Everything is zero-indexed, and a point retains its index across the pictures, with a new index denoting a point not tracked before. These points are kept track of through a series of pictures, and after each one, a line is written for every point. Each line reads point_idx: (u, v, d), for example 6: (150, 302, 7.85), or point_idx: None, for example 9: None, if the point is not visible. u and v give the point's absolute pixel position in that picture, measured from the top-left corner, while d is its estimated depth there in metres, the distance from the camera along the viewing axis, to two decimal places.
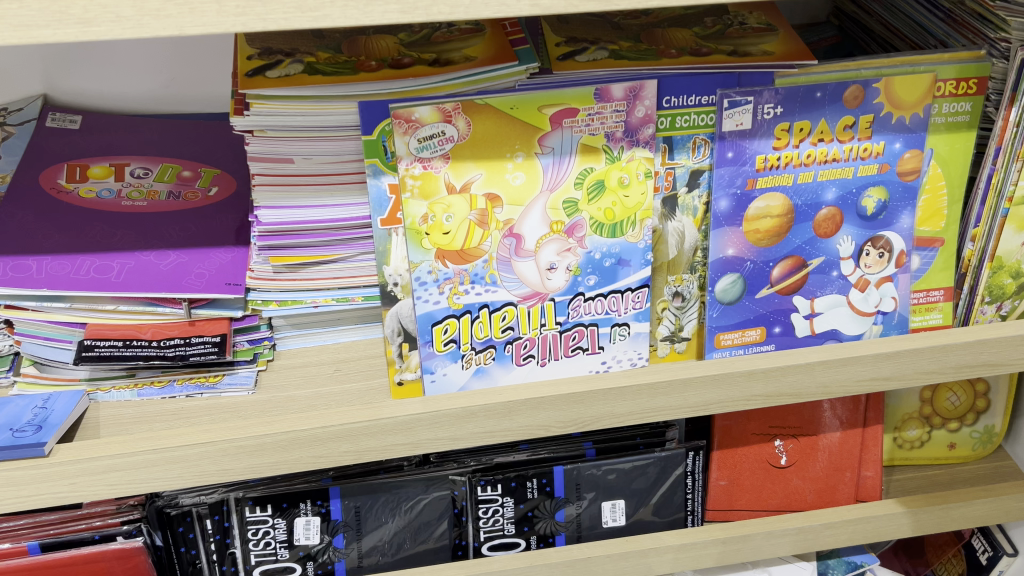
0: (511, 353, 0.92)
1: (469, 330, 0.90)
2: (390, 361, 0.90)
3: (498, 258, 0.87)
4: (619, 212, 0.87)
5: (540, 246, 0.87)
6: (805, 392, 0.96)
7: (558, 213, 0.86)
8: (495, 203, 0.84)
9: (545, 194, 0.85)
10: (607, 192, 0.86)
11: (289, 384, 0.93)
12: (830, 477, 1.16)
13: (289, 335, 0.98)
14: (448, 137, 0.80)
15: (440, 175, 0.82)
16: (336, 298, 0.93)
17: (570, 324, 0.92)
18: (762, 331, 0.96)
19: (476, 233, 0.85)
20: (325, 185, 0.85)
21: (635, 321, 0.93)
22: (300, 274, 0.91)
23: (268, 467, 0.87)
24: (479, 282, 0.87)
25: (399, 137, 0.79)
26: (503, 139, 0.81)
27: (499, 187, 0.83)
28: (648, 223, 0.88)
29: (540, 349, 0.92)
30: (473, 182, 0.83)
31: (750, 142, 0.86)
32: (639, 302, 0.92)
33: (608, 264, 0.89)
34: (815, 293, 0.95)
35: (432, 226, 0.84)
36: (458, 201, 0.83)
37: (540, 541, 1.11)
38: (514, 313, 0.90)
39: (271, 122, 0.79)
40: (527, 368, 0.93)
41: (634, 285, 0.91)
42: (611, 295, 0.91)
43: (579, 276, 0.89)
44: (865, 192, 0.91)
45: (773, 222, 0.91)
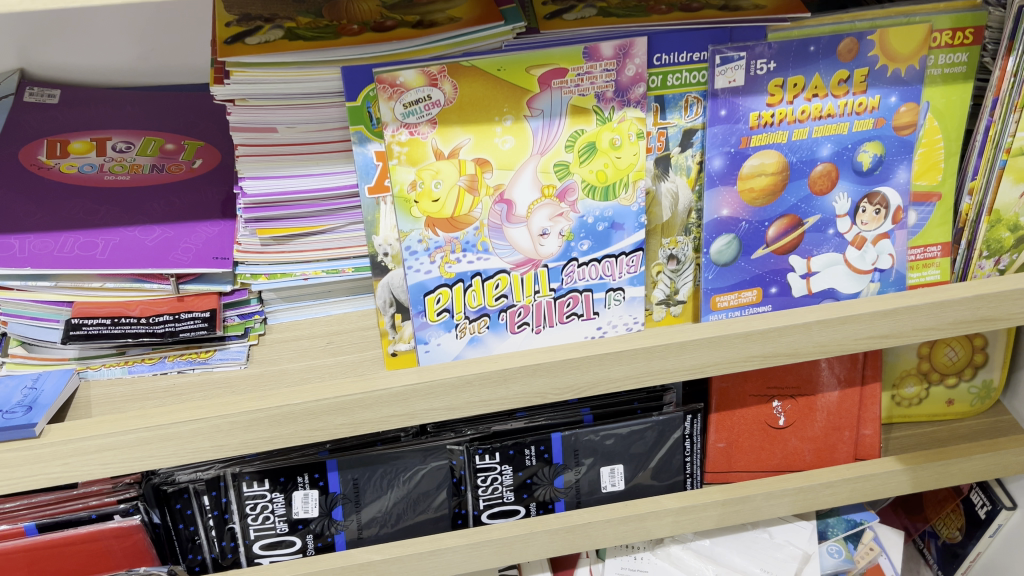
0: (505, 321, 0.91)
1: (462, 299, 0.88)
2: (384, 332, 0.89)
3: (490, 225, 0.85)
4: (611, 174, 0.86)
5: (532, 211, 0.86)
6: (802, 351, 0.94)
7: (549, 177, 0.85)
8: (485, 168, 0.83)
9: (535, 158, 0.83)
10: (599, 153, 0.85)
11: (282, 358, 0.92)
12: (828, 437, 1.16)
13: (279, 309, 0.96)
14: (434, 101, 0.78)
15: (427, 141, 0.80)
16: (326, 270, 0.91)
17: (565, 290, 0.91)
18: (758, 293, 0.94)
19: (466, 200, 0.84)
20: (310, 154, 0.83)
21: (630, 286, 0.92)
22: (288, 247, 0.88)
23: (263, 441, 0.86)
24: (471, 250, 0.86)
25: (383, 103, 0.77)
26: (492, 101, 0.80)
27: (488, 152, 0.82)
28: (641, 185, 0.87)
29: (534, 316, 0.91)
30: (462, 147, 0.81)
31: (743, 99, 0.85)
32: (633, 266, 0.91)
33: (601, 229, 0.88)
34: (812, 252, 0.93)
35: (421, 194, 0.82)
36: (447, 166, 0.82)
37: (540, 509, 1.11)
38: (507, 281, 0.89)
39: (253, 89, 0.77)
40: (521, 336, 0.92)
41: (628, 249, 0.90)
42: (605, 260, 0.90)
43: (572, 241, 0.88)
44: (861, 147, 0.90)
45: (768, 181, 0.89)
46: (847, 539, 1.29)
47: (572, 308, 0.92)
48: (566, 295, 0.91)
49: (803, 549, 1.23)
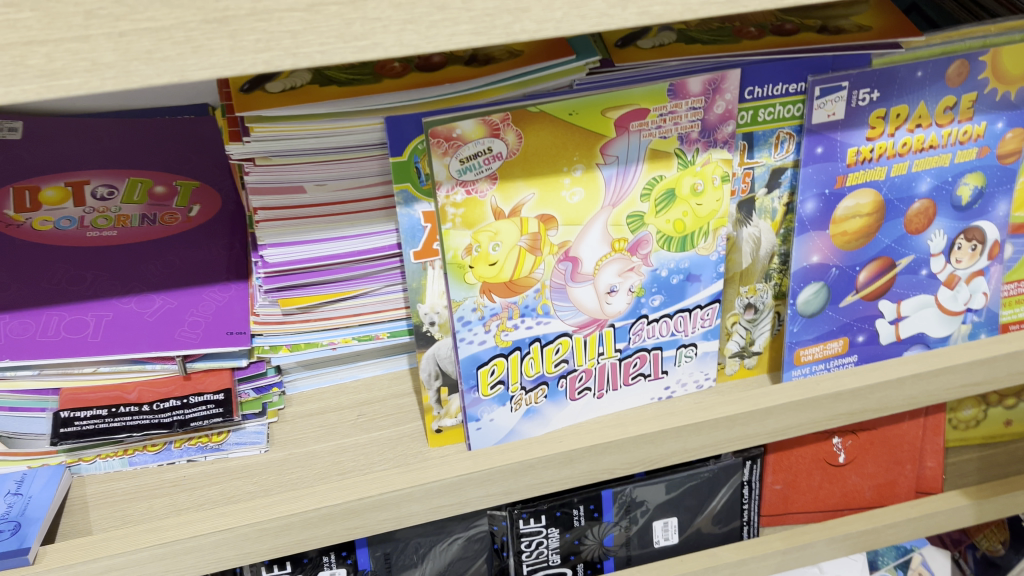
0: (565, 389, 0.79)
1: (518, 368, 0.76)
2: (427, 408, 0.78)
3: (552, 286, 0.73)
4: (690, 223, 0.74)
5: (600, 268, 0.74)
6: (891, 407, 0.85)
7: (621, 230, 0.72)
8: (549, 226, 0.70)
9: (606, 210, 0.71)
10: (678, 201, 0.73)
11: (308, 438, 0.80)
12: (889, 471, 1.08)
13: (300, 376, 0.83)
14: (495, 154, 0.66)
15: (486, 199, 0.68)
16: (358, 336, 0.78)
17: (631, 350, 0.79)
18: (845, 342, 0.83)
19: (527, 260, 0.71)
20: (343, 215, 0.70)
21: (703, 340, 0.81)
22: (315, 314, 0.75)
23: (296, 545, 0.74)
24: (531, 315, 0.74)
25: (437, 160, 0.64)
26: (561, 149, 0.67)
27: (554, 207, 0.70)
28: (722, 233, 0.75)
29: (597, 380, 0.80)
30: (525, 204, 0.69)
31: (841, 134, 0.73)
32: (707, 319, 0.80)
33: (676, 282, 0.77)
34: (903, 295, 0.83)
35: (477, 258, 0.70)
36: (507, 226, 0.69)
37: (587, 569, 1.01)
38: (568, 344, 0.77)
39: (279, 146, 0.64)
40: (582, 403, 0.81)
41: (704, 301, 0.79)
42: (678, 314, 0.79)
43: (643, 297, 0.77)
44: (961, 179, 0.79)
45: (862, 223, 0.78)
46: (897, 567, 1.22)
47: (639, 368, 0.81)
48: (634, 354, 0.80)
49: None
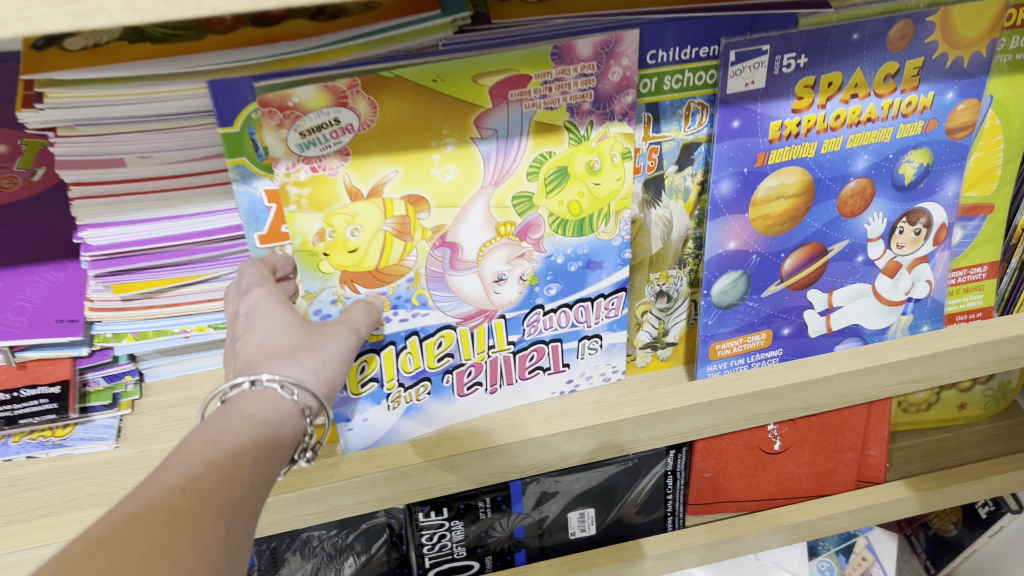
0: (451, 384, 0.71)
1: (393, 364, 0.68)
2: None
3: (428, 274, 0.64)
4: (587, 205, 0.64)
5: (484, 255, 0.64)
6: (818, 405, 0.78)
7: (506, 213, 0.63)
8: (419, 208, 0.60)
9: (486, 190, 0.61)
10: (572, 179, 0.63)
11: (164, 433, 0.72)
12: (828, 461, 0.99)
13: (159, 363, 0.75)
14: (343, 127, 0.56)
15: (337, 178, 0.58)
16: (213, 324, 0.70)
17: (527, 342, 0.70)
18: (767, 335, 0.76)
19: (395, 247, 0.62)
20: (173, 191, 0.61)
21: (608, 332, 0.72)
22: (158, 300, 0.67)
23: None
24: (405, 307, 0.65)
25: (271, 134, 0.54)
26: (426, 121, 0.57)
27: (423, 187, 0.60)
28: (626, 216, 0.66)
29: (489, 375, 0.71)
30: (386, 183, 0.59)
31: (762, 106, 0.63)
32: (612, 309, 0.71)
33: (574, 270, 0.67)
34: (836, 284, 0.75)
35: (333, 244, 0.60)
36: (366, 208, 0.59)
37: (496, 561, 0.95)
38: (453, 338, 0.68)
39: (83, 114, 0.54)
40: (473, 398, 0.72)
41: (608, 290, 0.70)
42: (578, 305, 0.70)
43: (537, 285, 0.67)
44: (904, 156, 0.70)
45: (788, 205, 0.69)
46: (839, 553, 1.17)
47: (535, 362, 0.72)
48: (530, 347, 0.71)
49: (793, 572, 1.09)
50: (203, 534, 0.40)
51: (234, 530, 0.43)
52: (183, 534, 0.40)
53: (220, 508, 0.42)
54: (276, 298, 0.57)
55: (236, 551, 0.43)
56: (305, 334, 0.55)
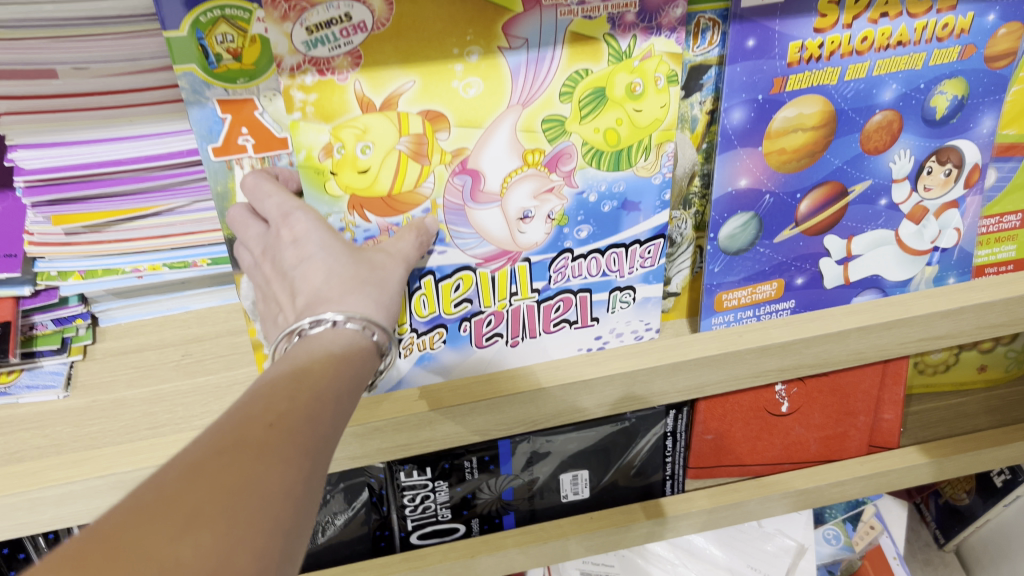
0: (469, 334, 0.65)
1: (406, 308, 0.61)
2: (257, 345, 0.62)
3: (446, 206, 0.58)
4: (626, 134, 0.57)
5: (508, 187, 0.58)
6: (833, 362, 0.72)
7: (536, 138, 0.56)
8: (437, 125, 0.54)
9: (514, 110, 0.55)
10: (610, 104, 0.56)
11: (118, 382, 0.66)
12: (839, 424, 0.93)
13: (114, 307, 0.69)
14: (355, 25, 0.49)
15: (348, 85, 0.51)
16: (169, 263, 0.63)
17: (552, 292, 0.64)
18: (779, 285, 0.69)
19: (410, 168, 0.56)
20: (117, 109, 0.54)
21: (642, 284, 0.66)
22: (106, 234, 0.60)
23: (90, 514, 0.61)
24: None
25: (272, 25, 0.48)
26: (448, 21, 0.51)
27: (443, 102, 0.53)
28: (668, 149, 0.59)
29: (510, 325, 0.65)
30: (402, 95, 0.52)
31: (782, 23, 0.56)
32: (648, 258, 0.65)
33: (608, 210, 0.61)
34: (855, 230, 0.68)
35: (341, 161, 0.54)
36: (380, 122, 0.53)
37: (483, 524, 0.90)
38: (472, 282, 0.62)
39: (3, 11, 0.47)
40: (491, 351, 0.66)
41: (646, 236, 0.63)
42: (611, 251, 0.63)
43: (566, 226, 0.61)
44: (935, 87, 0.63)
45: (806, 138, 0.62)
46: (846, 521, 1.11)
47: (561, 314, 0.66)
48: (557, 297, 0.64)
49: (796, 539, 1.04)
50: (289, 467, 0.36)
51: (316, 472, 0.39)
52: (276, 465, 0.36)
53: (305, 445, 0.38)
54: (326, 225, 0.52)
55: (320, 489, 0.39)
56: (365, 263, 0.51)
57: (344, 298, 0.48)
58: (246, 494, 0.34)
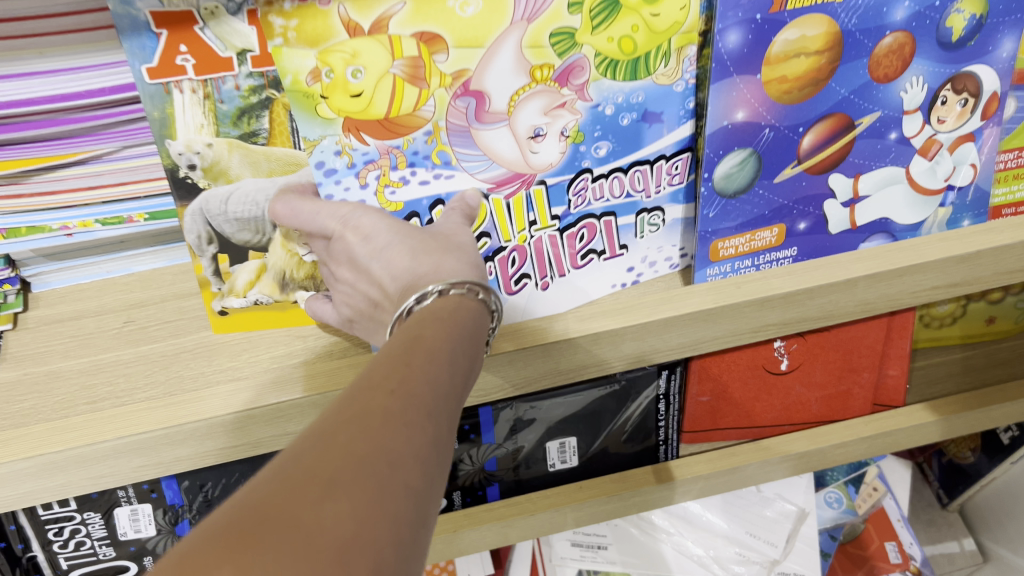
0: (494, 277, 0.61)
1: None
2: (204, 283, 0.58)
3: (450, 128, 0.53)
4: (642, 41, 0.52)
5: (517, 105, 0.53)
6: (839, 314, 0.66)
7: (543, 55, 0.51)
8: (435, 46, 0.49)
9: (518, 27, 0.49)
10: (625, 8, 0.50)
11: (53, 353, 0.60)
12: (842, 382, 0.88)
13: (47, 270, 0.63)
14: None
15: (332, 9, 0.46)
16: (102, 219, 0.57)
17: (574, 218, 0.59)
18: (779, 232, 0.63)
19: (407, 92, 0.50)
20: (19, 41, 0.47)
21: (670, 203, 0.62)
22: (26, 187, 0.54)
23: (19, 499, 0.55)
24: (423, 164, 0.54)
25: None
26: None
27: (438, 23, 0.48)
28: (689, 53, 0.54)
29: (536, 264, 0.61)
30: (394, 15, 0.47)
31: None
32: (676, 175, 0.60)
33: (627, 124, 0.56)
34: (862, 168, 0.62)
35: (331, 86, 0.49)
36: (370, 46, 0.48)
37: (466, 497, 0.84)
38: (486, 210, 0.57)
39: None
40: (524, 293, 0.63)
41: (670, 150, 0.58)
42: (634, 169, 0.58)
43: (582, 144, 0.56)
44: (953, 4, 0.56)
45: (808, 64, 0.55)
46: (848, 483, 1.07)
47: (585, 244, 0.61)
48: (580, 222, 0.60)
49: (798, 505, 0.99)
50: (415, 432, 0.32)
51: (441, 436, 0.34)
52: (400, 428, 0.31)
53: (428, 407, 0.33)
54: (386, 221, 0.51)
55: (446, 458, 0.34)
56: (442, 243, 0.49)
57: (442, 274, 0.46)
58: (374, 461, 0.29)
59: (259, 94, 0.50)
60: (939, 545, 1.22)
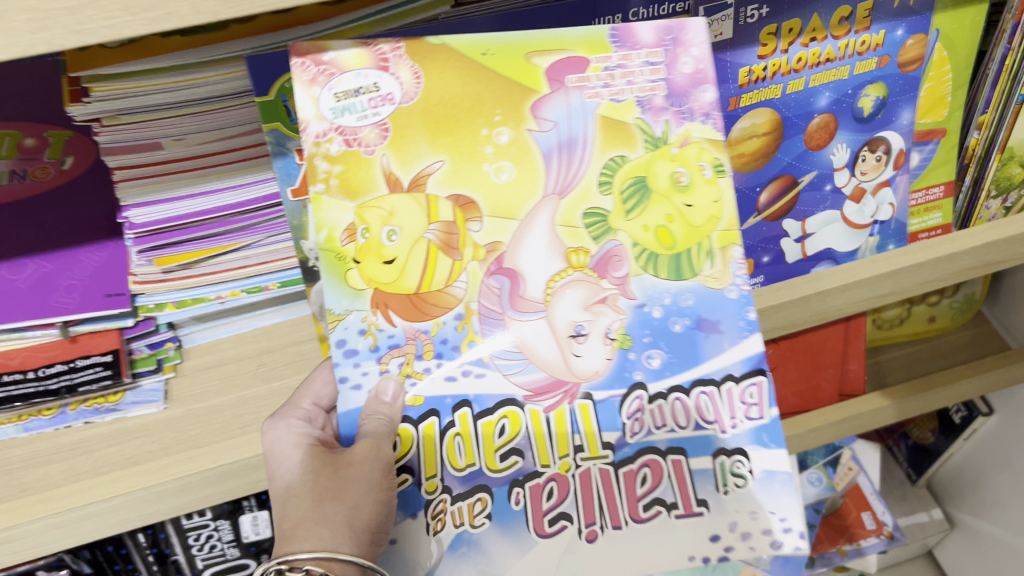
0: (523, 511, 0.58)
1: (440, 454, 0.58)
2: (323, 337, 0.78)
3: (482, 312, 0.59)
4: (679, 233, 0.60)
5: (552, 294, 0.59)
6: (799, 323, 0.84)
7: (577, 236, 0.60)
8: (468, 213, 0.59)
9: (551, 200, 0.59)
10: (655, 197, 0.60)
11: (207, 392, 0.79)
12: (811, 378, 1.08)
13: (195, 329, 0.82)
14: (383, 95, 0.58)
15: (375, 159, 0.58)
16: (246, 289, 0.76)
17: (631, 451, 0.59)
18: (750, 264, 0.83)
19: (438, 262, 0.59)
20: (206, 168, 0.67)
21: (755, 446, 0.59)
22: (196, 270, 0.73)
23: (198, 502, 0.74)
24: (452, 354, 0.58)
25: (303, 87, 0.56)
26: (476, 105, 0.59)
27: (473, 187, 0.59)
28: (734, 253, 0.60)
29: (580, 507, 0.59)
30: (430, 173, 0.58)
31: (731, 54, 0.71)
32: (753, 405, 0.59)
33: (680, 329, 0.60)
34: (808, 213, 0.83)
35: (365, 247, 0.58)
36: (405, 203, 0.58)
37: None
38: (517, 424, 0.58)
39: (125, 104, 0.59)
40: (561, 542, 0.58)
41: (738, 371, 0.59)
42: (699, 390, 0.59)
43: (630, 351, 0.59)
44: (862, 91, 0.77)
45: (759, 142, 0.77)
46: (827, 465, 1.25)
47: (648, 490, 0.59)
48: (641, 457, 0.59)
49: None
50: None
51: None
52: None
53: None
54: (302, 439, 0.63)
55: None
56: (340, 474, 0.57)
57: (302, 539, 0.55)
58: None
59: None
60: (912, 516, 1.42)
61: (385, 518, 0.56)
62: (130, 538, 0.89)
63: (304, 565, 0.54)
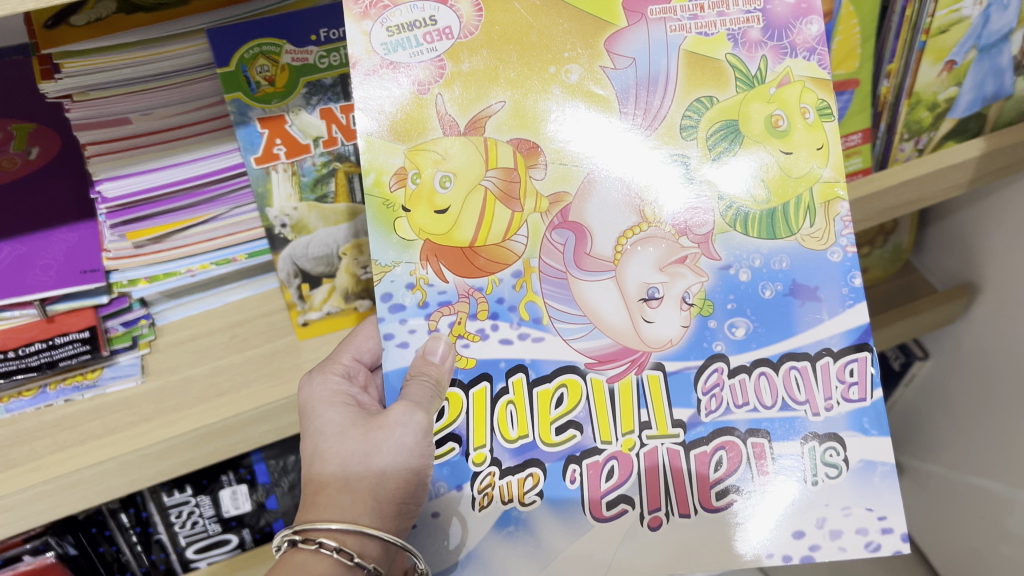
0: (582, 490, 0.62)
1: (498, 417, 0.62)
2: (291, 304, 0.82)
3: (543, 271, 0.63)
4: (774, 183, 0.63)
5: (624, 256, 0.63)
6: None
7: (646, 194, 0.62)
8: (530, 159, 0.62)
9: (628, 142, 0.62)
10: (750, 138, 0.63)
11: (182, 364, 0.82)
12: None
13: (166, 307, 0.85)
14: (440, 29, 0.61)
15: (431, 98, 0.61)
16: (216, 261, 0.80)
17: (713, 429, 0.62)
18: None
19: (489, 216, 0.62)
20: (173, 141, 0.71)
21: (846, 428, 0.62)
22: (167, 243, 0.77)
23: (183, 465, 0.77)
24: (510, 317, 0.63)
25: (355, 20, 0.60)
26: (547, 41, 0.61)
27: (533, 131, 0.62)
28: (836, 211, 0.63)
29: (645, 491, 0.62)
30: (491, 114, 0.61)
31: None
32: (852, 387, 0.62)
33: (770, 295, 0.63)
34: None
35: (416, 194, 0.62)
36: (459, 148, 0.62)
37: None
38: (577, 394, 0.63)
39: (95, 79, 0.64)
40: (621, 524, 0.62)
41: (838, 345, 0.62)
42: (790, 361, 0.62)
43: (711, 317, 0.63)
44: None
45: None
46: None
47: (723, 475, 0.62)
48: (716, 439, 0.62)
49: None
50: None
51: None
52: None
53: None
54: (334, 395, 0.67)
55: None
56: (370, 436, 0.61)
57: (323, 509, 0.60)
58: None
59: (327, 165, 0.74)
60: None
61: (413, 489, 0.61)
62: (115, 519, 0.91)
63: (318, 538, 0.59)
